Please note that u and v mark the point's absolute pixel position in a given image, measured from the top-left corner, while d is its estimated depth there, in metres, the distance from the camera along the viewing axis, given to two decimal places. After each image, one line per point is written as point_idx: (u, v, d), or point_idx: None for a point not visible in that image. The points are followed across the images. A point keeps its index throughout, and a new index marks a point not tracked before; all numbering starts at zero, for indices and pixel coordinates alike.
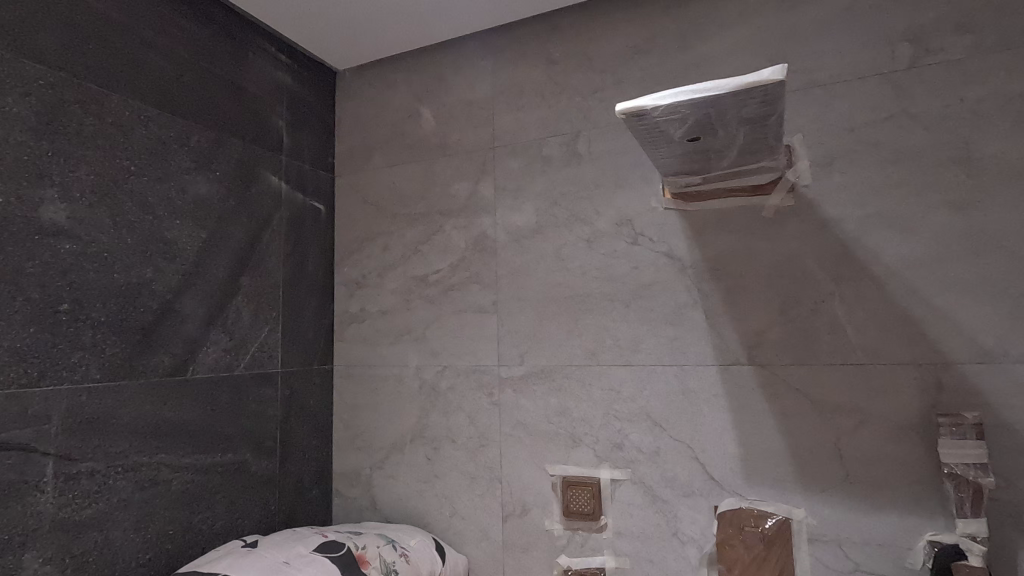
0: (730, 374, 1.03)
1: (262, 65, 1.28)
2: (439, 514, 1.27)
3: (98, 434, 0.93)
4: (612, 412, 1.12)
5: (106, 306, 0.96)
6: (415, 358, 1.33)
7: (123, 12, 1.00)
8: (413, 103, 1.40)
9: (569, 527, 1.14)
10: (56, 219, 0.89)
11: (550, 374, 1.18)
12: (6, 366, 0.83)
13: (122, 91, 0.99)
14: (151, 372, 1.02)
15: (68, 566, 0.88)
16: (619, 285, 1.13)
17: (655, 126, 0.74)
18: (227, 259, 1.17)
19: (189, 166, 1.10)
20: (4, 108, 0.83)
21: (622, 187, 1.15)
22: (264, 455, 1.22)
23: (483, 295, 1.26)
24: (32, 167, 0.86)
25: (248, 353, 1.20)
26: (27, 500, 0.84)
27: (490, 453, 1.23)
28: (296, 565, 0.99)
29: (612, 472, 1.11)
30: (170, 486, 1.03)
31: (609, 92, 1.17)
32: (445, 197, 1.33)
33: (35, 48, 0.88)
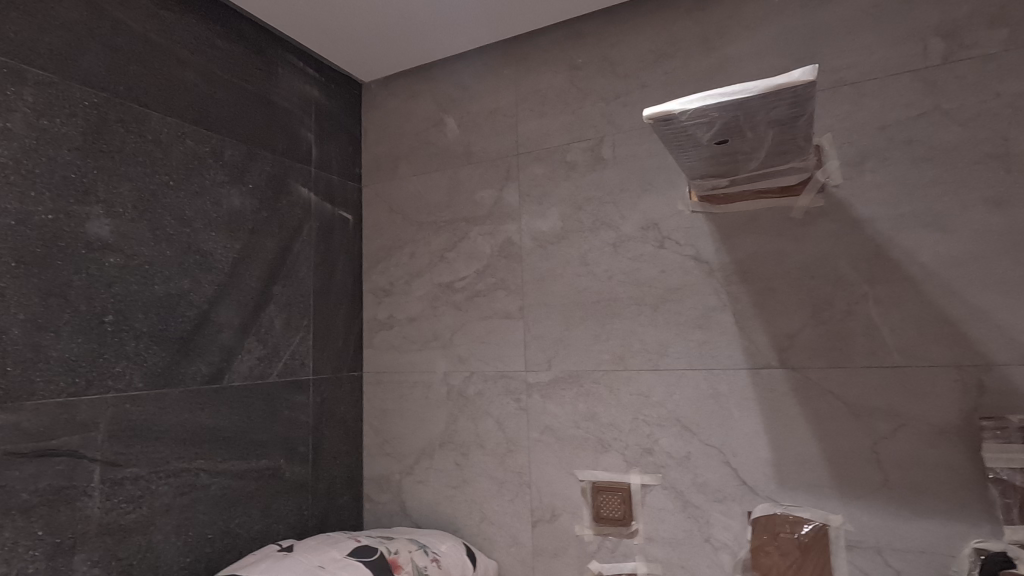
0: (761, 378, 1.02)
1: (291, 79, 1.31)
2: (468, 519, 1.28)
3: (141, 441, 0.96)
4: (640, 417, 1.12)
5: (148, 316, 0.99)
6: (442, 364, 1.35)
7: (162, 33, 1.04)
8: (437, 112, 1.42)
9: (599, 532, 1.14)
10: (101, 234, 0.93)
11: (577, 379, 1.18)
12: (56, 376, 0.86)
13: (161, 109, 1.03)
14: (190, 380, 1.05)
15: (115, 569, 0.91)
16: (646, 289, 1.13)
17: (682, 130, 0.74)
18: (260, 269, 1.20)
19: (223, 180, 1.13)
20: (52, 129, 0.87)
21: (647, 190, 1.14)
22: (297, 461, 1.25)
23: (509, 301, 1.27)
24: (78, 184, 0.90)
25: (281, 360, 1.23)
26: (77, 505, 0.87)
27: (518, 458, 1.23)
28: (331, 569, 1.01)
29: (642, 476, 1.10)
30: (208, 491, 1.06)
31: (633, 96, 1.17)
32: (470, 205, 1.34)
33: (81, 70, 0.92)
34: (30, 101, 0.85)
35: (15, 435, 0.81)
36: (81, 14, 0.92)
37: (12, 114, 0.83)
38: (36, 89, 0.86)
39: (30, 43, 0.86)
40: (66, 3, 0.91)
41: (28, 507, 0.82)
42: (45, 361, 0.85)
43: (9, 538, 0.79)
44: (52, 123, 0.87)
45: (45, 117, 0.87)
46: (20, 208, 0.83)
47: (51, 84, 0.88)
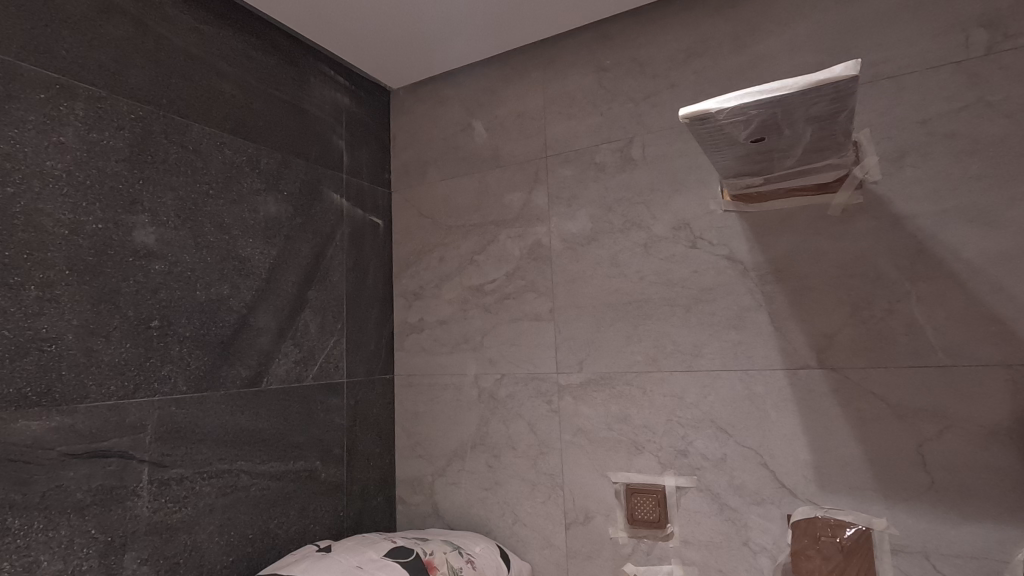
0: (799, 378, 1.00)
1: (322, 88, 1.34)
2: (501, 521, 1.28)
3: (185, 442, 0.99)
4: (674, 418, 1.11)
5: (191, 321, 1.02)
6: (473, 367, 1.36)
7: (201, 46, 1.08)
8: (465, 116, 1.43)
9: (634, 535, 1.13)
10: (147, 242, 0.96)
11: (609, 381, 1.18)
12: (107, 380, 0.89)
13: (201, 120, 1.06)
14: (230, 383, 1.08)
15: (162, 567, 0.93)
16: (679, 290, 1.12)
17: (718, 129, 0.73)
18: (295, 275, 1.22)
19: (260, 188, 1.16)
20: (101, 142, 0.91)
21: (678, 190, 1.14)
22: (332, 463, 1.27)
23: (540, 303, 1.27)
24: (126, 194, 0.94)
25: (316, 363, 1.25)
26: (127, 504, 0.90)
27: (551, 460, 1.23)
28: (369, 569, 1.02)
29: (677, 479, 1.09)
30: (249, 492, 1.08)
31: (663, 96, 1.17)
32: (498, 208, 1.35)
33: (127, 84, 0.95)
34: (81, 115, 0.89)
35: (70, 436, 0.84)
36: (127, 31, 0.96)
37: (64, 128, 0.87)
38: (86, 103, 0.90)
39: (80, 60, 0.89)
40: (113, 21, 0.94)
41: (82, 506, 0.85)
42: (97, 365, 0.88)
43: (65, 536, 0.82)
44: (101, 136, 0.91)
45: (95, 130, 0.90)
46: (73, 218, 0.87)
47: (99, 98, 0.91)
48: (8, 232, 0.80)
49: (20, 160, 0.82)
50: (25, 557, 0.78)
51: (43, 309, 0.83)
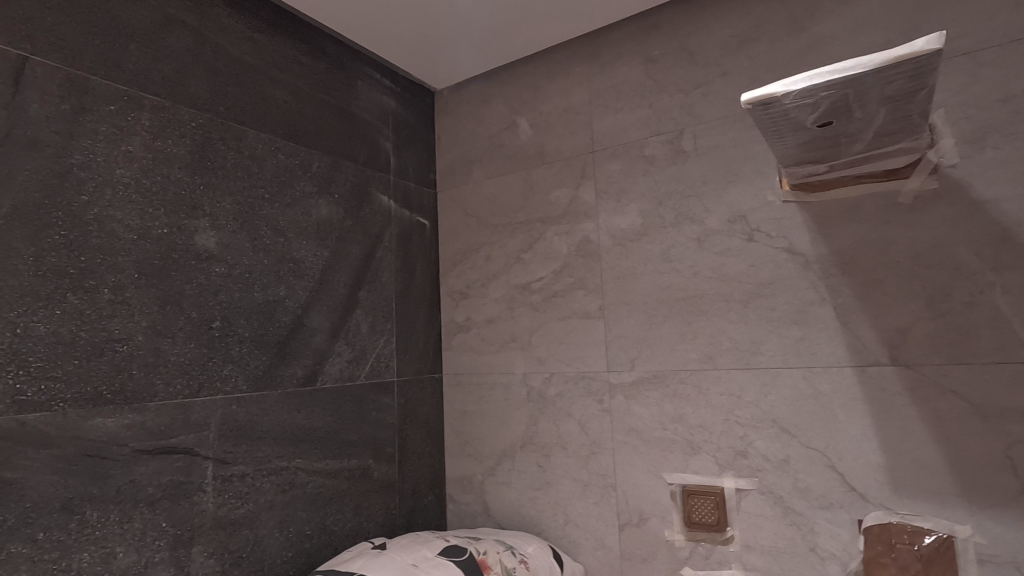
0: (869, 376, 0.95)
1: (370, 91, 1.36)
2: (552, 521, 1.27)
3: (246, 440, 1.02)
4: (732, 418, 1.07)
5: (250, 322, 1.05)
6: (522, 366, 1.35)
7: (255, 54, 1.11)
8: (510, 114, 1.42)
9: (691, 538, 1.09)
10: (208, 246, 0.99)
11: (663, 380, 1.15)
12: (174, 379, 0.93)
13: (256, 126, 1.09)
14: (287, 382, 1.10)
15: (227, 560, 0.96)
16: (735, 285, 1.08)
17: (783, 114, 0.70)
18: (347, 275, 1.24)
19: (312, 191, 1.19)
20: (165, 149, 0.94)
21: (733, 181, 1.10)
22: (384, 461, 1.28)
23: (589, 300, 1.25)
24: (188, 200, 0.97)
25: (368, 363, 1.27)
26: (193, 499, 0.93)
27: (603, 460, 1.21)
28: (424, 567, 1.03)
29: (737, 481, 1.05)
30: (306, 489, 1.11)
31: (715, 85, 1.13)
32: (545, 205, 1.34)
33: (188, 93, 0.99)
34: (147, 125, 0.92)
35: (141, 433, 0.88)
36: (187, 42, 0.99)
37: (132, 137, 0.90)
38: (151, 113, 0.93)
39: (145, 71, 0.93)
40: (175, 33, 0.98)
41: (153, 500, 0.88)
42: (165, 364, 0.92)
43: (139, 528, 0.86)
44: (165, 144, 0.94)
45: (159, 139, 0.94)
46: (140, 223, 0.90)
47: (163, 108, 0.95)
48: (83, 237, 0.84)
49: (92, 168, 0.85)
50: (103, 548, 0.82)
51: (116, 311, 0.87)
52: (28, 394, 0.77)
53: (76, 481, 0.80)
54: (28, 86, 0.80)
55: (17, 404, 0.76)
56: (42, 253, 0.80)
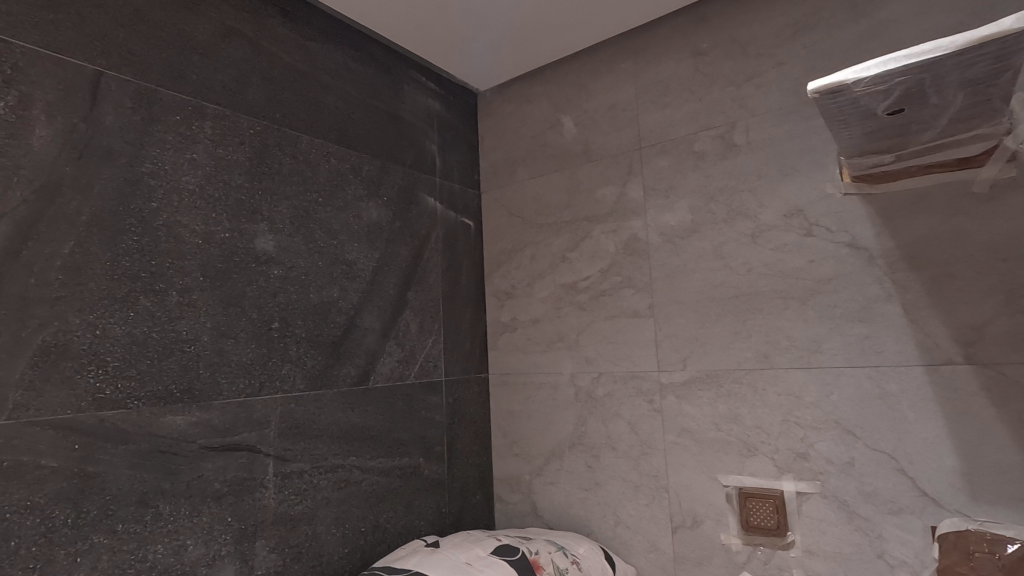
0: (942, 375, 0.91)
1: (415, 95, 1.38)
2: (603, 522, 1.26)
3: (304, 438, 1.04)
4: (792, 419, 1.03)
5: (306, 323, 1.08)
6: (569, 365, 1.34)
7: (308, 62, 1.14)
8: (554, 113, 1.42)
9: (749, 542, 1.06)
10: (267, 249, 1.03)
11: (716, 380, 1.12)
12: (237, 378, 0.96)
13: (310, 132, 1.12)
14: (341, 381, 1.12)
15: (288, 555, 0.99)
16: (793, 282, 1.05)
17: (852, 102, 0.67)
18: (396, 277, 1.26)
19: (362, 194, 1.21)
20: (227, 156, 0.98)
21: (789, 175, 1.06)
22: (434, 460, 1.30)
23: (637, 299, 1.24)
24: (248, 205, 1.00)
25: (417, 363, 1.29)
26: (256, 495, 0.96)
27: (654, 461, 1.19)
28: (478, 566, 1.03)
29: (797, 483, 1.02)
30: (360, 486, 1.13)
31: (769, 76, 1.10)
32: (591, 203, 1.33)
33: (247, 101, 1.02)
34: (210, 133, 0.96)
35: (207, 430, 0.91)
36: (245, 52, 1.03)
37: (197, 145, 0.94)
38: (213, 122, 0.97)
39: (208, 82, 0.97)
40: (234, 44, 1.01)
41: (219, 496, 0.91)
42: (229, 364, 0.95)
43: (207, 522, 0.89)
44: (226, 151, 0.98)
45: (221, 146, 0.97)
46: (205, 228, 0.94)
47: (224, 117, 0.98)
48: (154, 243, 0.87)
49: (161, 176, 0.89)
50: (174, 541, 0.85)
51: (183, 313, 0.90)
52: (106, 393, 0.81)
53: (150, 477, 0.83)
54: (104, 99, 0.84)
55: (97, 401, 0.80)
56: (118, 257, 0.83)
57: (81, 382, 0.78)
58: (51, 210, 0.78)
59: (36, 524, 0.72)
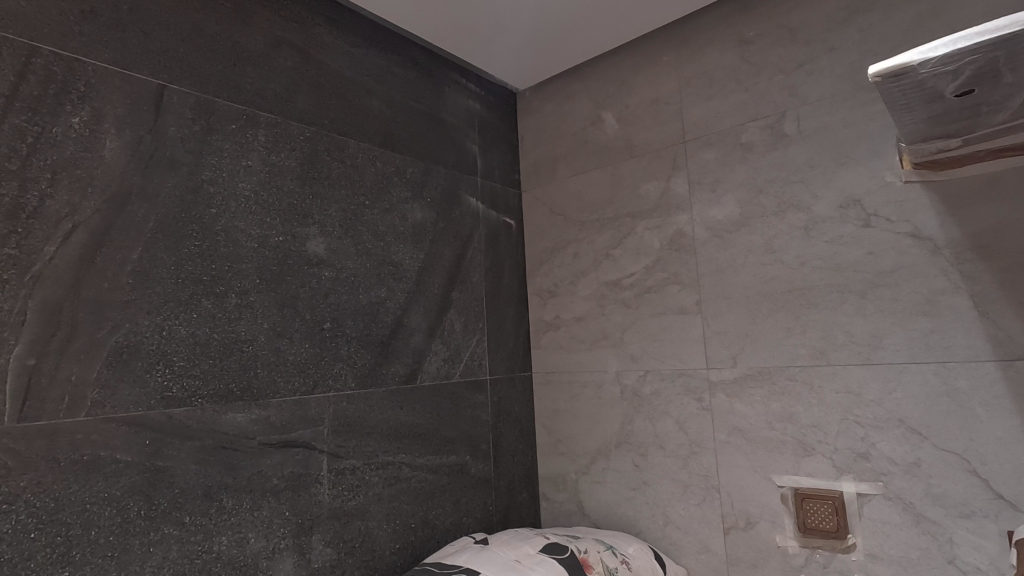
0: (1017, 371, 0.86)
1: (456, 96, 1.39)
2: (651, 522, 1.24)
3: (355, 435, 1.07)
4: (851, 417, 1.00)
5: (356, 322, 1.10)
6: (614, 364, 1.33)
7: (353, 68, 1.16)
8: (594, 109, 1.41)
9: (807, 545, 1.03)
10: (318, 251, 1.05)
11: (768, 377, 1.09)
12: (292, 376, 0.99)
13: (356, 136, 1.15)
14: (390, 379, 1.15)
15: (342, 549, 1.01)
16: (850, 275, 1.01)
17: (917, 85, 0.64)
18: (440, 277, 1.28)
19: (407, 196, 1.23)
20: (279, 162, 1.01)
21: (844, 164, 1.03)
22: (480, 458, 1.31)
23: (684, 296, 1.22)
24: (300, 209, 1.03)
25: (462, 362, 1.30)
26: (311, 490, 0.99)
27: (704, 460, 1.17)
28: (527, 564, 1.03)
29: (858, 485, 0.98)
30: (410, 483, 1.15)
31: (820, 63, 1.06)
32: (635, 199, 1.31)
33: (296, 109, 1.05)
34: (263, 141, 0.99)
35: (266, 427, 0.94)
36: (294, 61, 1.06)
37: (251, 153, 0.97)
38: (266, 130, 1.00)
39: (261, 91, 1.00)
40: (284, 53, 1.05)
41: (278, 490, 0.94)
42: (284, 363, 0.98)
43: (267, 516, 0.92)
44: (279, 157, 1.01)
45: (274, 153, 1.01)
46: (260, 232, 0.97)
47: (276, 124, 1.02)
48: (214, 247, 0.91)
49: (220, 184, 0.93)
50: (237, 534, 0.88)
51: (242, 314, 0.93)
52: (173, 390, 0.85)
53: (214, 471, 0.87)
54: (167, 112, 0.88)
55: (165, 399, 0.84)
56: (181, 261, 0.87)
57: (150, 381, 0.82)
58: (121, 218, 0.82)
59: (113, 514, 0.77)
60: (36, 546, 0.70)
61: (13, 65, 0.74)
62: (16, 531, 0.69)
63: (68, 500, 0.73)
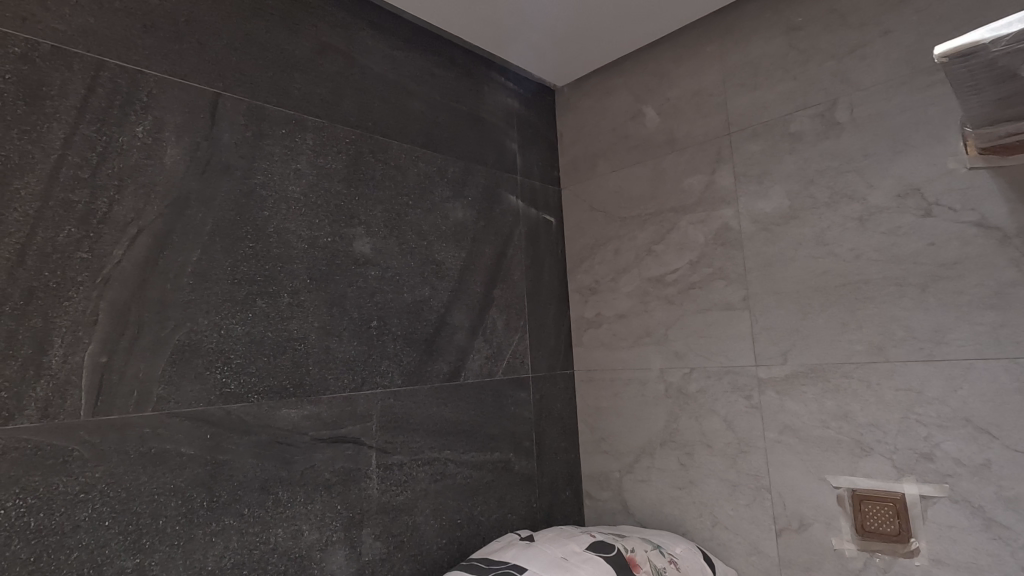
0: None
1: (495, 95, 1.40)
2: (699, 522, 1.22)
3: (402, 431, 1.09)
4: (912, 416, 0.95)
5: (402, 321, 1.12)
6: (658, 361, 1.31)
7: (395, 71, 1.18)
8: (635, 104, 1.39)
9: (865, 548, 0.99)
10: (365, 251, 1.08)
11: (821, 374, 1.06)
12: (342, 374, 1.01)
13: (399, 137, 1.17)
14: (435, 376, 1.16)
15: (391, 543, 1.03)
16: (910, 267, 0.97)
17: (987, 65, 0.61)
18: (482, 275, 1.29)
19: (449, 195, 1.24)
20: (327, 165, 1.04)
21: (902, 152, 0.98)
22: (524, 455, 1.31)
23: (730, 291, 1.19)
24: (347, 210, 1.06)
25: (504, 359, 1.30)
26: (361, 485, 1.01)
27: (754, 460, 1.14)
28: (574, 561, 1.02)
29: (921, 486, 0.94)
30: (455, 479, 1.16)
31: (874, 47, 1.02)
32: (677, 193, 1.29)
33: (342, 112, 1.08)
34: (311, 144, 1.02)
35: (317, 423, 0.97)
36: (339, 66, 1.09)
37: (300, 156, 1.00)
38: (314, 133, 1.03)
39: (308, 96, 1.03)
40: (329, 58, 1.07)
41: (329, 484, 0.97)
42: (334, 360, 1.01)
43: (319, 509, 0.95)
44: (326, 160, 1.04)
45: (322, 156, 1.03)
46: (310, 234, 1.00)
47: (323, 128, 1.04)
48: (266, 248, 0.94)
49: (271, 187, 0.96)
50: (292, 526, 0.91)
51: (294, 313, 0.96)
52: (231, 387, 0.88)
53: (270, 465, 0.90)
54: (222, 119, 0.92)
55: (223, 395, 0.87)
56: (237, 263, 0.91)
57: (210, 377, 0.86)
58: (181, 222, 0.85)
59: (178, 505, 0.80)
60: (110, 533, 0.74)
61: (82, 79, 0.78)
62: (91, 519, 0.73)
63: (137, 491, 0.77)
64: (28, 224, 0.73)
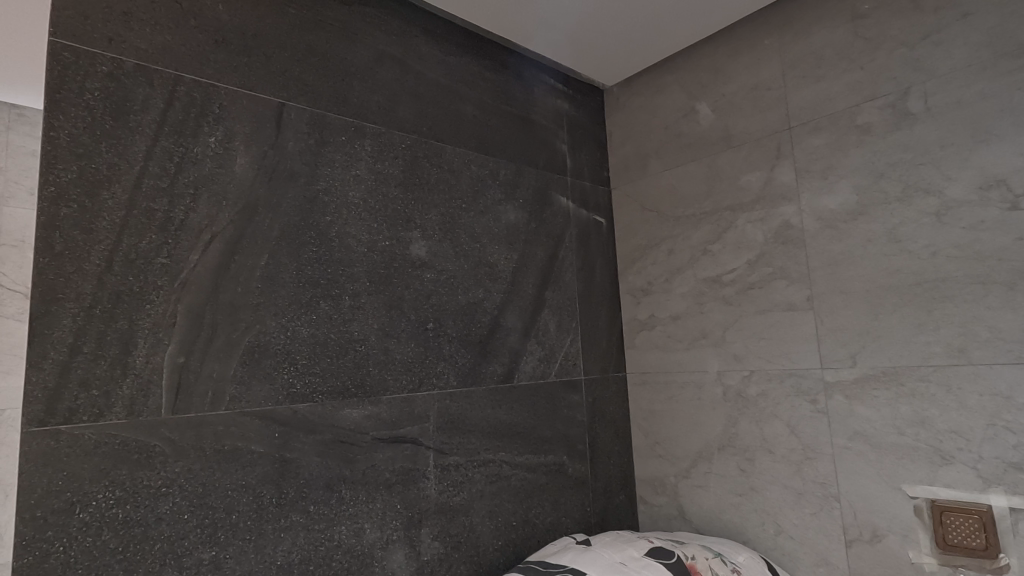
0: None
1: (545, 97, 1.40)
2: (761, 530, 1.18)
3: (459, 433, 1.09)
4: (999, 423, 0.89)
5: (456, 322, 1.13)
6: (715, 363, 1.27)
7: (448, 76, 1.20)
8: (688, 101, 1.36)
9: (946, 563, 0.93)
10: (421, 254, 1.09)
11: (895, 378, 1.00)
12: (400, 375, 1.03)
13: (452, 141, 1.18)
14: (489, 378, 1.17)
15: (449, 543, 1.04)
16: (993, 264, 0.91)
17: None
18: (535, 277, 1.29)
19: (501, 198, 1.25)
20: (385, 170, 1.06)
21: (984, 142, 0.93)
22: (577, 458, 1.30)
23: (793, 291, 1.14)
24: (403, 214, 1.08)
25: (557, 361, 1.30)
26: (419, 485, 1.02)
27: (821, 467, 1.09)
28: (633, 567, 1.01)
29: (1010, 498, 0.88)
30: (510, 481, 1.16)
31: (951, 32, 0.97)
32: (734, 191, 1.25)
33: (398, 118, 1.10)
34: (369, 150, 1.04)
35: (378, 422, 0.99)
36: (395, 73, 1.11)
37: (359, 163, 1.03)
38: (372, 139, 1.05)
39: (366, 103, 1.06)
40: (386, 66, 1.10)
41: (389, 484, 0.98)
42: (393, 362, 1.03)
43: (380, 508, 0.97)
44: (384, 165, 1.06)
45: (379, 162, 1.05)
46: (370, 238, 1.02)
47: (380, 134, 1.06)
48: (329, 253, 0.97)
49: (333, 193, 0.99)
50: (355, 524, 0.93)
51: (355, 315, 0.99)
52: (298, 387, 0.91)
53: (334, 463, 0.92)
54: (286, 128, 0.95)
55: (290, 395, 0.90)
56: (302, 267, 0.93)
57: (279, 378, 0.89)
58: (251, 228, 0.89)
59: (250, 500, 0.83)
60: (188, 526, 0.77)
61: (162, 94, 0.83)
62: (172, 512, 0.77)
63: (213, 486, 0.80)
64: (115, 232, 0.77)
